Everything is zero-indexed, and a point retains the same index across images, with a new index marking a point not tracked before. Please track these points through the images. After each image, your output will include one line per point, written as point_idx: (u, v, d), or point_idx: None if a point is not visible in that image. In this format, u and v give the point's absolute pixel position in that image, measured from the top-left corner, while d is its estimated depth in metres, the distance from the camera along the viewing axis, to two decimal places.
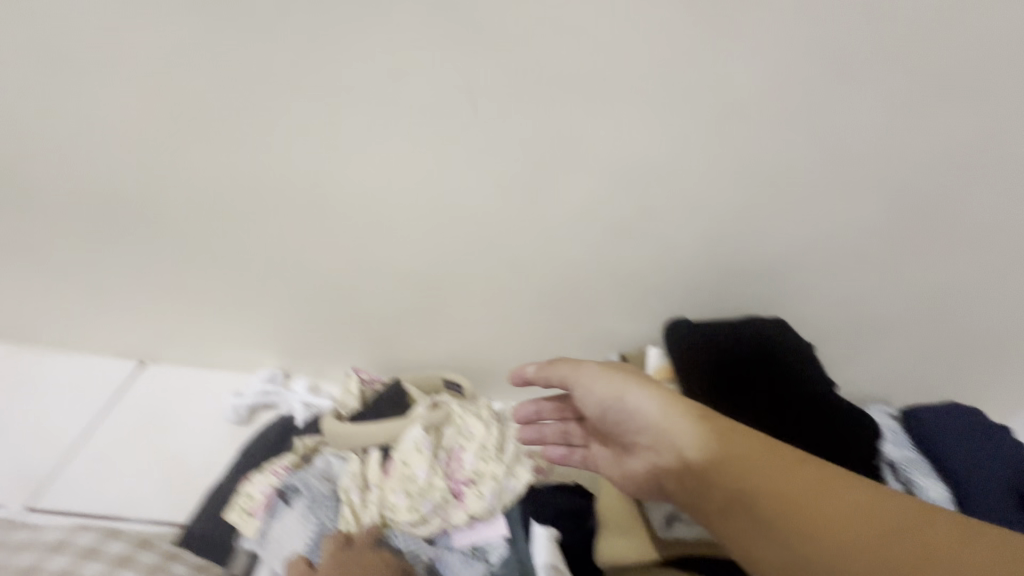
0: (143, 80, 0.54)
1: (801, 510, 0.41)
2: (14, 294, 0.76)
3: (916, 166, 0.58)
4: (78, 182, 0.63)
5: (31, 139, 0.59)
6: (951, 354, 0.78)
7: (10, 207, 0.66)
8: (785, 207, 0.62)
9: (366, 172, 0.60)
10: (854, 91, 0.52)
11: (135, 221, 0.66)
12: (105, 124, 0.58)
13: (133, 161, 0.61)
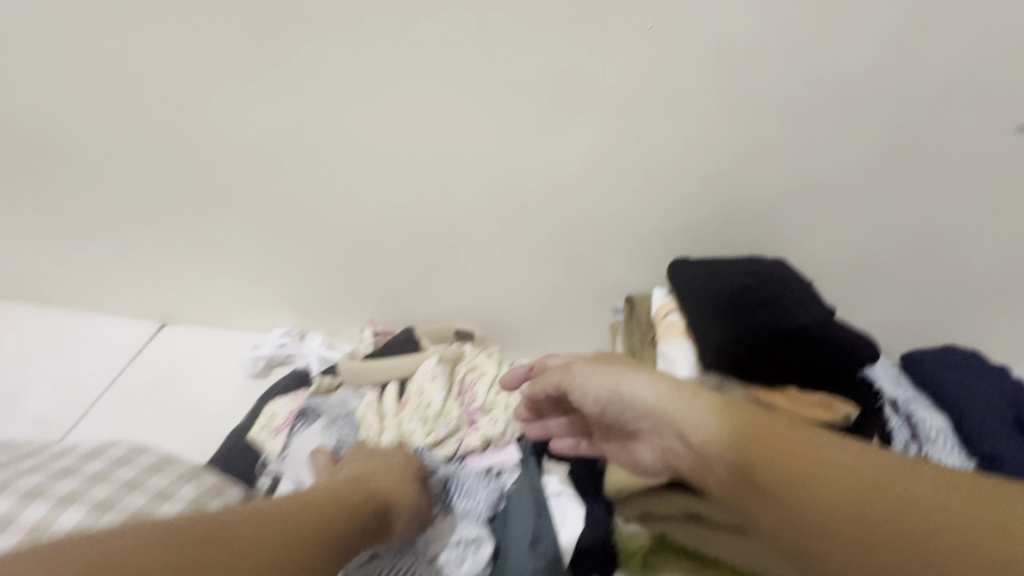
0: (138, 31, 0.56)
1: (796, 470, 0.32)
2: (57, 260, 0.82)
3: (917, 89, 0.52)
4: (102, 140, 0.67)
5: (57, 101, 0.64)
6: (996, 308, 0.68)
7: (48, 171, 0.71)
8: (787, 143, 0.57)
9: (355, 114, 0.60)
10: (839, 17, 0.49)
11: (157, 176, 0.69)
12: (115, 80, 0.61)
13: (143, 117, 0.64)
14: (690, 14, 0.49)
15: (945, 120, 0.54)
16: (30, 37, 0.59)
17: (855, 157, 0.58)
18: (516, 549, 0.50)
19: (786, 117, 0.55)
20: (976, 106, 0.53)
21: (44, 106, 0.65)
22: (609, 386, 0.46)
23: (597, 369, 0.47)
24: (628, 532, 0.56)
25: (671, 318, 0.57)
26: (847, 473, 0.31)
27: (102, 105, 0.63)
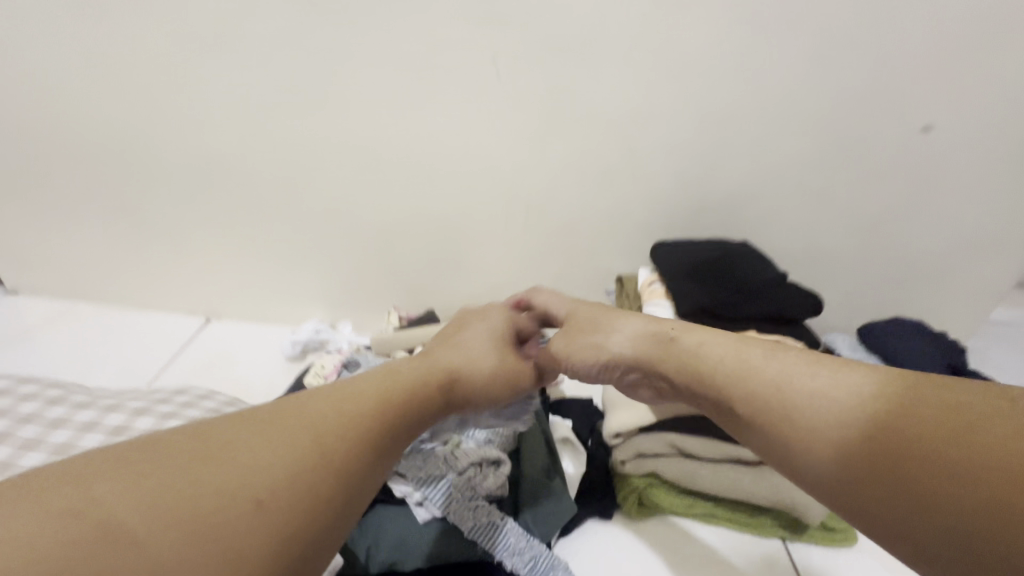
0: (204, 63, 0.70)
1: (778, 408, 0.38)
2: (120, 262, 0.95)
3: (838, 95, 0.64)
4: (168, 155, 0.80)
5: (133, 124, 0.78)
6: (937, 280, 0.78)
7: (121, 184, 0.85)
8: (739, 142, 0.69)
9: (381, 126, 0.72)
10: (765, 39, 0.61)
11: (212, 185, 0.82)
12: (183, 104, 0.74)
13: (204, 135, 0.77)
14: (647, 40, 0.62)
15: (871, 126, 0.66)
16: (115, 72, 0.73)
17: (797, 154, 0.69)
18: (532, 474, 0.59)
19: (742, 125, 0.67)
20: (894, 114, 0.65)
21: (122, 128, 0.78)
22: (598, 359, 0.53)
23: (578, 342, 0.55)
24: (623, 473, 0.65)
25: (653, 286, 0.67)
26: (889, 437, 0.31)
27: (174, 124, 0.77)
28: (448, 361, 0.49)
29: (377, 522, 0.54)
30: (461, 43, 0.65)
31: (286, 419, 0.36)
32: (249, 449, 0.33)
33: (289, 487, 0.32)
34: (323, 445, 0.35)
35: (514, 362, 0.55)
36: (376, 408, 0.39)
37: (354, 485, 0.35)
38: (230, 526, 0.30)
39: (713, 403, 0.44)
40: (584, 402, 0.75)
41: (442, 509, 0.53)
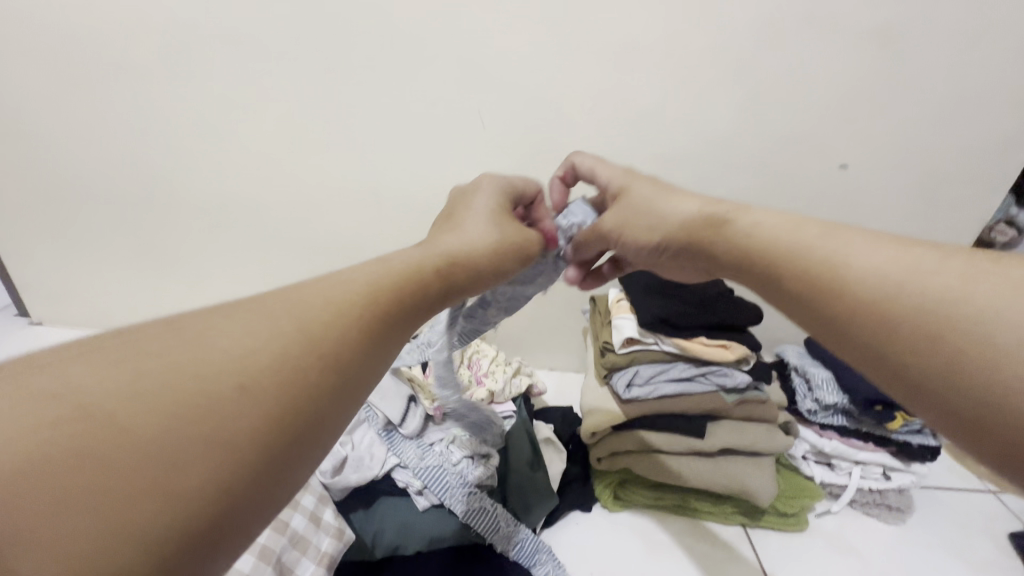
0: (221, 122, 0.80)
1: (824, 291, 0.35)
2: (147, 297, 1.05)
3: (768, 142, 0.75)
4: (188, 202, 0.90)
5: (158, 176, 0.88)
6: None
7: (147, 229, 0.94)
8: (690, 181, 0.79)
9: (378, 170, 0.81)
10: (701, 98, 0.72)
11: (230, 227, 0.92)
12: (203, 157, 0.84)
13: (220, 184, 0.87)
14: (605, 99, 0.73)
15: (806, 165, 0.77)
16: (142, 131, 0.83)
17: (740, 191, 0.79)
18: (518, 468, 0.67)
19: (696, 164, 0.77)
20: (822, 156, 0.76)
21: (149, 179, 0.88)
22: (650, 239, 0.50)
23: (633, 217, 0.51)
24: (599, 470, 0.75)
25: (622, 302, 0.76)
26: (933, 300, 0.29)
27: (195, 175, 0.86)
28: (452, 249, 0.39)
29: (381, 512, 0.61)
30: (446, 101, 0.75)
31: (274, 302, 0.28)
32: (228, 334, 0.25)
33: (272, 381, 0.25)
34: (319, 334, 0.27)
35: (515, 233, 0.46)
36: (373, 297, 0.31)
37: (350, 383, 0.28)
38: (208, 423, 0.23)
39: (763, 277, 0.41)
40: (563, 411, 0.83)
41: (439, 496, 0.61)
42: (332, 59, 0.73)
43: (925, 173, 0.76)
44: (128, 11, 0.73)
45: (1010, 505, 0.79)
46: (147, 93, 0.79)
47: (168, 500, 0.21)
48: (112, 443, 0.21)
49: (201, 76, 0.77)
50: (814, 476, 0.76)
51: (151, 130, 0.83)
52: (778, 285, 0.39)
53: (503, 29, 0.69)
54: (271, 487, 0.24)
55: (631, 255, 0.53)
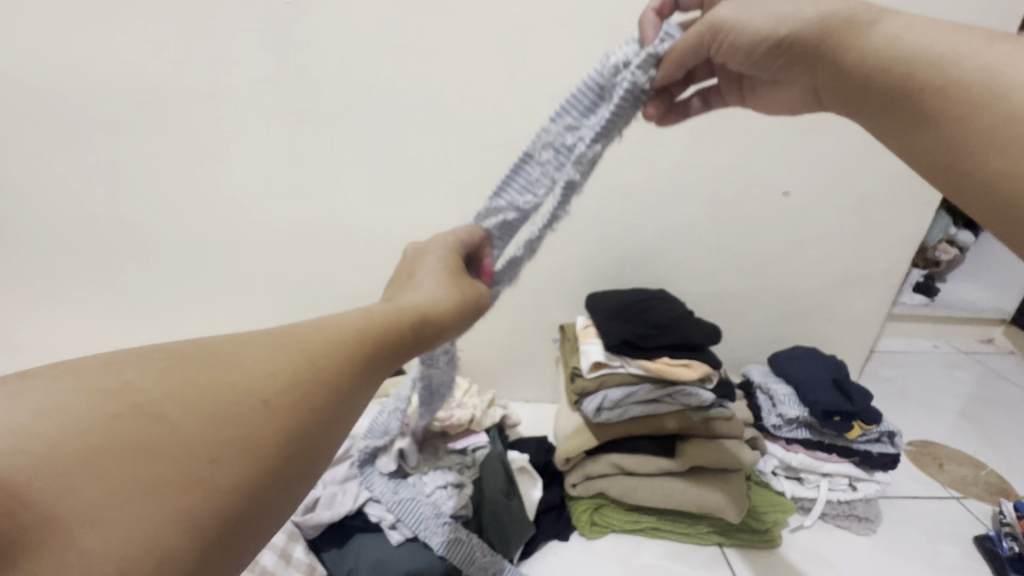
0: (181, 178, 0.80)
1: (939, 117, 0.32)
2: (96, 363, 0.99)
3: (713, 174, 0.81)
4: (147, 259, 0.88)
5: (111, 234, 0.85)
6: (821, 306, 0.94)
7: (100, 290, 0.91)
8: (644, 212, 0.83)
9: (344, 216, 0.83)
10: (648, 137, 0.78)
11: (191, 282, 0.90)
12: (161, 214, 0.83)
13: (181, 238, 0.86)
14: None
15: (753, 194, 0.83)
16: (94, 192, 0.82)
17: (692, 220, 0.85)
18: (492, 496, 0.67)
19: (652, 195, 0.82)
20: (767, 183, 0.82)
21: (102, 239, 0.86)
22: (770, 32, 0.39)
23: (754, 3, 0.40)
24: (575, 495, 0.75)
25: (588, 327, 0.79)
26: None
27: (153, 232, 0.85)
28: (431, 302, 0.37)
29: (355, 550, 0.61)
30: (407, 147, 0.78)
31: (289, 333, 0.30)
32: (253, 356, 0.28)
33: (287, 400, 0.27)
34: (329, 361, 0.30)
35: (472, 285, 0.41)
36: (371, 330, 0.33)
37: (345, 410, 0.30)
38: (234, 432, 0.25)
39: (885, 92, 0.35)
40: (537, 440, 0.83)
41: (415, 528, 0.61)
42: (301, 110, 0.75)
43: (856, 197, 0.84)
44: (92, 65, 0.72)
45: (973, 510, 0.81)
46: (100, 152, 0.78)
47: (196, 496, 0.23)
48: (159, 440, 0.23)
49: (158, 135, 0.77)
50: (785, 491, 0.78)
51: (104, 190, 0.81)
52: (899, 99, 0.34)
53: (467, 77, 0.73)
54: (268, 497, 0.26)
55: (735, 66, 0.43)
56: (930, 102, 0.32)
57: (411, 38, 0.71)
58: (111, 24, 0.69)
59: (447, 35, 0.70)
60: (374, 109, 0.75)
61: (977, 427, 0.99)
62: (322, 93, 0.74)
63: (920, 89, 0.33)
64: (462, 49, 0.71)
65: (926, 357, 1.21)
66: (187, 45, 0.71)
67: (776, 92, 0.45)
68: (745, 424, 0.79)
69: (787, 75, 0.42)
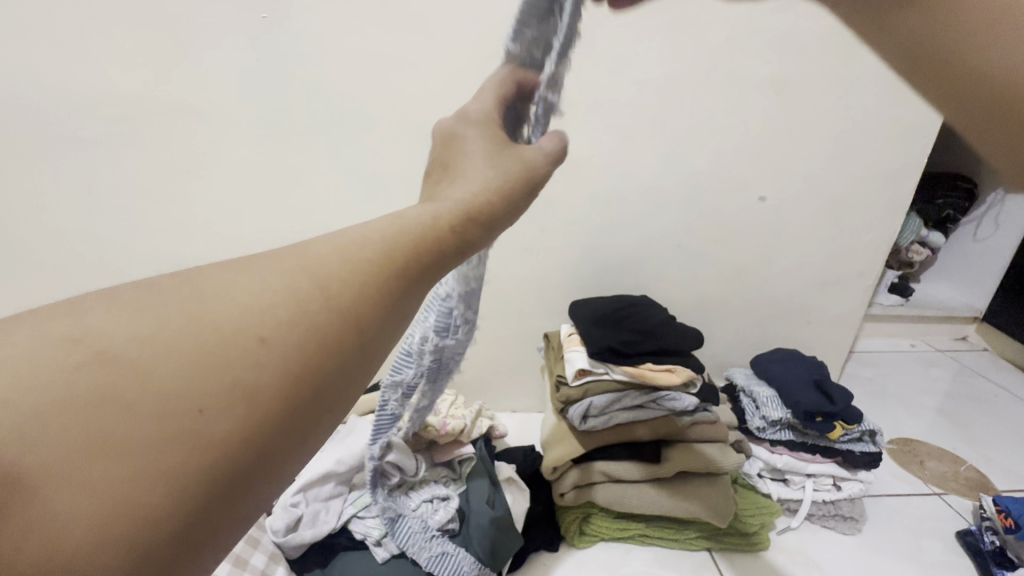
0: (155, 191, 0.79)
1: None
2: None
3: (692, 180, 0.82)
4: (119, 271, 0.85)
5: (82, 248, 0.83)
6: (801, 307, 0.96)
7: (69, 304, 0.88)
8: (625, 219, 0.84)
9: (326, 226, 0.82)
10: (627, 144, 0.79)
11: None
12: (135, 226, 0.81)
13: (155, 251, 0.84)
14: None
15: (730, 200, 0.85)
16: (64, 205, 0.79)
17: (673, 225, 0.86)
18: (478, 507, 0.66)
19: (633, 203, 0.83)
20: (744, 190, 0.84)
21: (73, 253, 0.83)
22: None
23: None
24: (563, 505, 0.75)
25: (572, 335, 0.79)
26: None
27: (126, 246, 0.83)
28: (469, 201, 0.27)
29: (340, 568, 0.60)
30: (389, 158, 0.78)
31: (295, 249, 0.23)
32: (250, 279, 0.21)
33: (291, 334, 0.20)
34: (343, 282, 0.22)
35: (512, 159, 0.30)
36: (392, 244, 0.24)
37: (375, 344, 0.22)
38: (223, 380, 0.19)
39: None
40: (524, 450, 0.83)
41: (399, 544, 0.61)
42: (282, 123, 0.75)
43: (830, 200, 0.86)
44: (63, 78, 0.71)
45: (954, 506, 0.83)
46: (71, 165, 0.76)
47: (182, 461, 0.18)
48: (130, 397, 0.18)
49: (131, 146, 0.75)
50: (771, 493, 0.79)
51: (74, 203, 0.79)
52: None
53: (447, 89, 0.73)
54: (284, 446, 0.20)
55: None
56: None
57: (391, 51, 0.71)
58: (85, 38, 0.68)
59: (425, 49, 0.71)
60: (355, 120, 0.75)
61: (955, 424, 1.01)
62: (302, 106, 0.74)
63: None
64: (442, 61, 0.72)
65: (905, 356, 1.23)
66: (163, 60, 0.70)
67: None
68: (729, 427, 0.80)
69: None
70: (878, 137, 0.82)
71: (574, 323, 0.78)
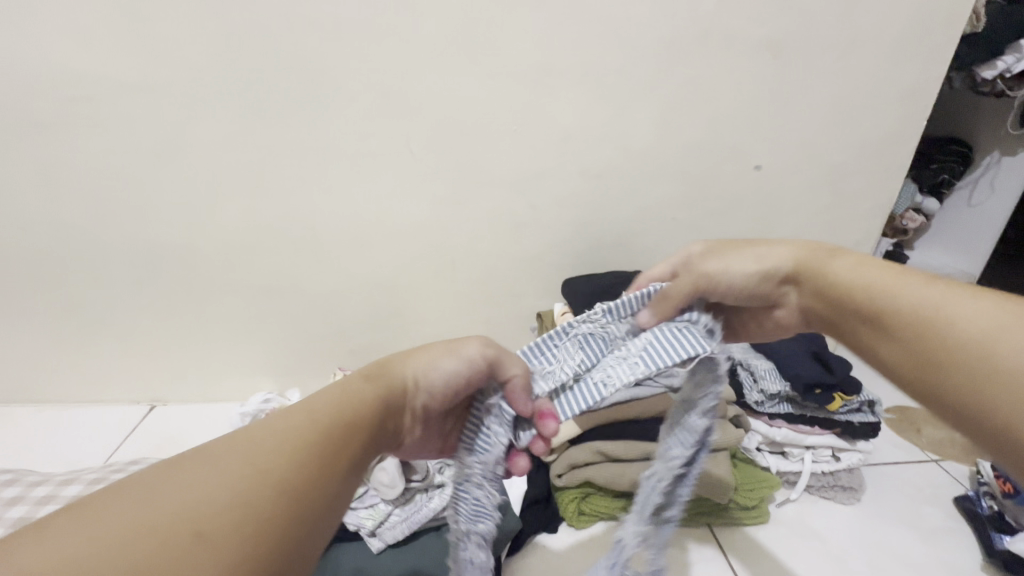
0: (122, 173, 0.74)
1: (924, 314, 0.35)
2: (36, 365, 0.91)
3: (686, 149, 0.79)
4: (88, 257, 0.81)
5: (48, 234, 0.78)
6: None
7: (39, 293, 0.83)
8: (619, 195, 0.82)
9: (306, 207, 0.78)
10: (619, 114, 0.75)
11: (140, 281, 0.83)
12: (103, 211, 0.77)
13: (126, 235, 0.79)
14: (529, 122, 0.75)
15: (725, 169, 0.82)
16: (25, 189, 0.75)
17: (668, 197, 0.83)
18: None
19: (624, 176, 0.80)
20: (738, 160, 0.81)
21: (38, 239, 0.79)
22: (893, 312, 0.37)
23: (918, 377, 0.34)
24: (561, 486, 0.73)
25: (567, 314, 0.80)
26: (931, 324, 0.34)
27: (95, 232, 0.79)
28: (418, 370, 0.41)
29: (335, 561, 0.59)
30: (371, 135, 0.74)
31: (231, 447, 0.29)
32: (186, 481, 0.26)
33: (233, 504, 0.26)
34: (276, 462, 0.28)
35: (458, 351, 0.42)
36: (309, 432, 0.31)
37: (319, 501, 0.29)
38: (176, 557, 0.23)
39: (919, 334, 0.34)
40: None
41: (394, 535, 0.60)
42: (253, 102, 0.70)
43: (827, 169, 0.84)
44: (13, 52, 0.66)
45: (951, 472, 0.83)
46: (29, 148, 0.72)
47: None
48: None
49: (91, 125, 0.71)
50: (771, 467, 0.78)
51: (37, 187, 0.75)
52: (914, 323, 0.35)
53: (429, 60, 0.69)
54: None
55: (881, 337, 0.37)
56: (931, 326, 0.34)
57: (365, 18, 0.66)
58: (33, 9, 0.63)
59: (401, 17, 0.67)
60: (331, 93, 0.71)
61: None
62: (273, 81, 0.69)
63: (920, 312, 0.35)
64: (424, 30, 0.68)
65: None
66: (121, 35, 0.65)
67: (917, 334, 0.34)
68: (729, 403, 0.77)
69: (930, 329, 0.34)
70: (875, 100, 0.79)
71: (570, 302, 0.78)
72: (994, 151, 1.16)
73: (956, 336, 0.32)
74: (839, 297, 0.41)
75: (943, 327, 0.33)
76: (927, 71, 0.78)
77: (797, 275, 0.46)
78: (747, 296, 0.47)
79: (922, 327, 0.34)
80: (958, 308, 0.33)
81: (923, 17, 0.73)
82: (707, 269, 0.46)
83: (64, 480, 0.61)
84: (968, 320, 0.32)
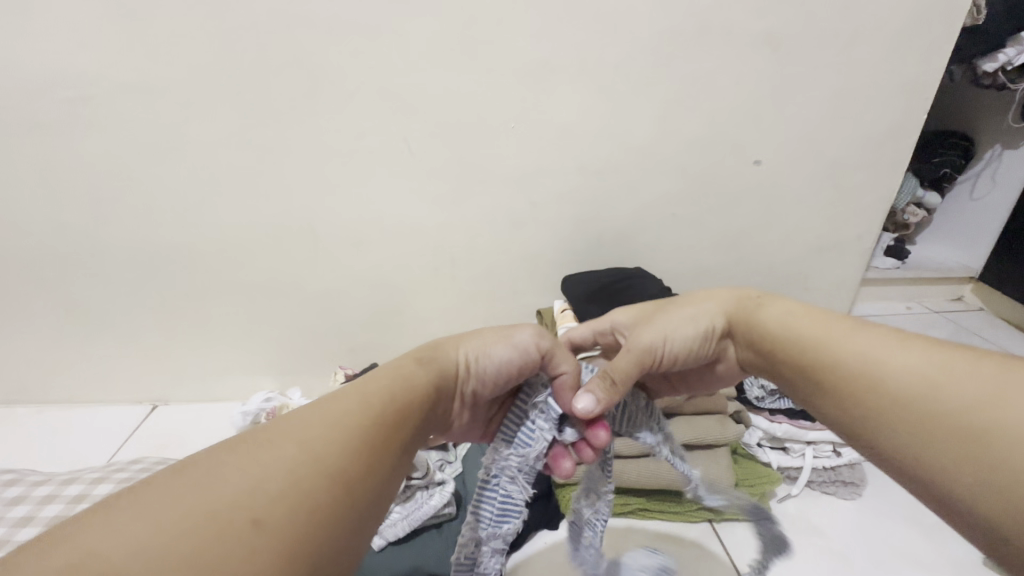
0: (122, 173, 0.74)
1: (855, 372, 0.36)
2: (37, 366, 0.91)
3: (686, 145, 0.79)
4: (89, 258, 0.81)
5: (48, 235, 0.79)
6: (799, 276, 0.95)
7: (40, 293, 0.84)
8: (618, 192, 0.81)
9: (305, 206, 0.78)
10: (618, 110, 0.75)
11: (141, 281, 0.83)
12: (104, 212, 0.77)
13: (125, 236, 0.79)
14: (528, 118, 0.74)
15: (725, 165, 0.82)
16: (26, 190, 0.75)
17: (668, 193, 0.83)
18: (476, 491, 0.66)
19: (624, 173, 0.80)
20: (738, 155, 0.81)
21: (39, 239, 0.79)
22: (828, 370, 0.38)
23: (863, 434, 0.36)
24: (562, 482, 0.73)
25: (566, 311, 0.79)
26: (868, 380, 0.35)
27: (95, 233, 0.79)
28: (467, 358, 0.42)
29: None
30: (370, 133, 0.74)
31: (282, 433, 0.28)
32: (242, 463, 0.26)
33: (289, 487, 0.25)
34: (329, 448, 0.28)
35: (511, 339, 0.44)
36: (358, 418, 0.31)
37: (367, 489, 0.29)
38: (238, 539, 0.23)
39: (854, 392, 0.36)
40: None
41: (395, 532, 0.60)
42: (251, 100, 0.70)
43: (827, 164, 0.84)
44: (11, 52, 0.66)
45: None
46: (29, 149, 0.72)
47: None
48: None
49: (90, 125, 0.71)
50: (772, 462, 0.78)
51: (37, 188, 0.75)
52: (847, 382, 0.37)
53: (428, 57, 0.69)
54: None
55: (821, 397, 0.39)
56: (865, 385, 0.35)
57: (362, 16, 0.66)
58: (30, 9, 0.63)
59: (399, 14, 0.67)
60: (330, 91, 0.70)
61: None
62: (271, 80, 0.69)
63: (855, 369, 0.36)
64: (422, 27, 0.67)
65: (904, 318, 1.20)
66: (119, 34, 0.65)
67: (849, 396, 0.36)
68: (729, 398, 0.79)
69: (863, 391, 0.35)
70: (876, 93, 0.79)
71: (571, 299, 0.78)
72: (997, 144, 1.15)
73: (890, 398, 0.33)
74: (777, 352, 0.43)
75: (874, 387, 0.34)
76: (927, 64, 0.78)
77: (732, 331, 0.48)
78: (690, 359, 0.50)
79: (856, 386, 0.36)
80: (882, 365, 0.35)
81: (924, 9, 0.73)
82: (648, 342, 0.49)
83: (65, 479, 0.61)
84: (891, 377, 0.34)
